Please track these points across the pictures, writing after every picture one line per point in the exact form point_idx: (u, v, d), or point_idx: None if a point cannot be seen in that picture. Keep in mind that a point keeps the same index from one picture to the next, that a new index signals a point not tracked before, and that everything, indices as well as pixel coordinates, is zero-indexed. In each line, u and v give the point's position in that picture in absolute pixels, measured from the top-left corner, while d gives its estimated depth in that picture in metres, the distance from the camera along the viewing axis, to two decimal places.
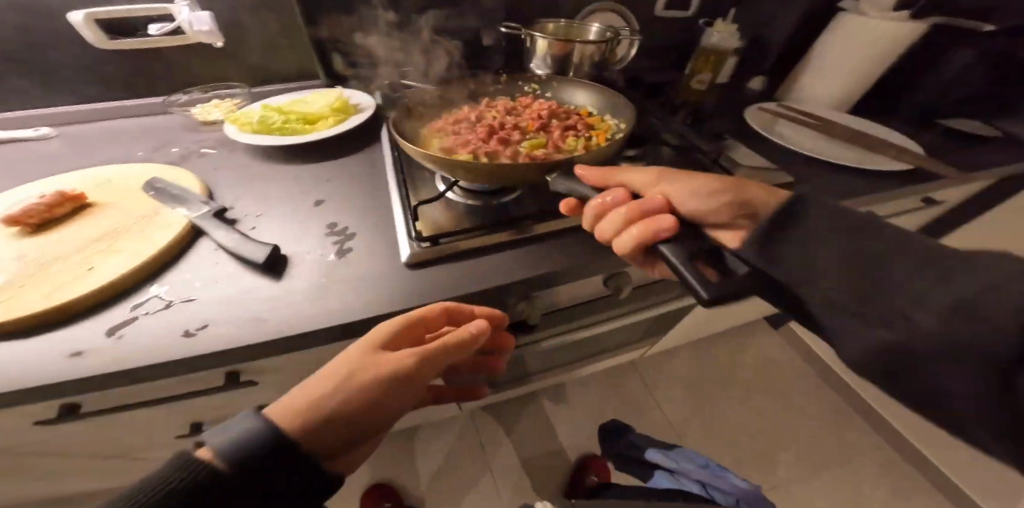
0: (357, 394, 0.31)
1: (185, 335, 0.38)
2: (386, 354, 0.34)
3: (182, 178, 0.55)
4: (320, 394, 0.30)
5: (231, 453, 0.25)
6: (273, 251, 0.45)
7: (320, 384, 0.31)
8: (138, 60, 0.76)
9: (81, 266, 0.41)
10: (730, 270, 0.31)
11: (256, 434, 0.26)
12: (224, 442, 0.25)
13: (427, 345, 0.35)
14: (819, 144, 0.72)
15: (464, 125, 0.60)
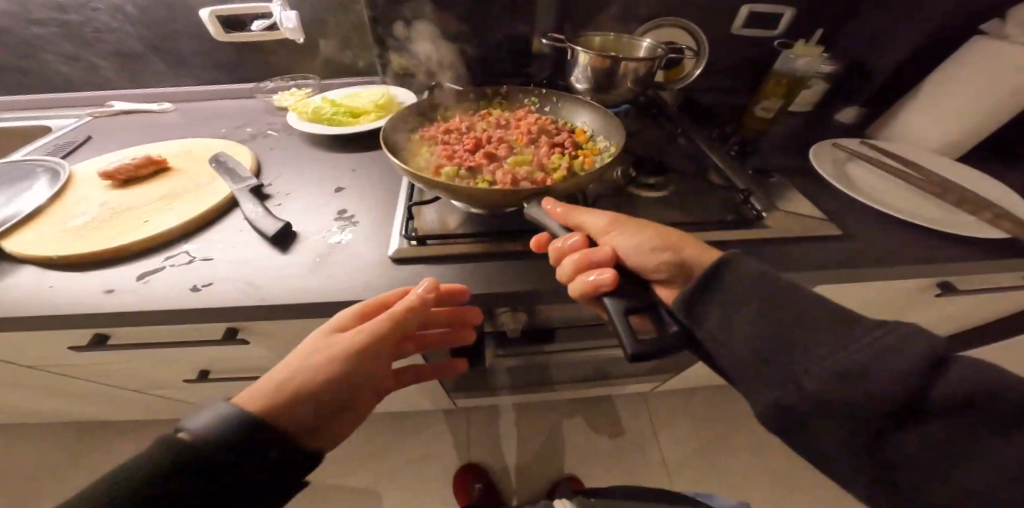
0: (310, 380, 0.34)
1: (192, 290, 0.45)
2: (340, 340, 0.38)
3: (238, 153, 0.65)
4: (274, 386, 0.33)
5: (207, 431, 0.27)
6: (283, 227, 0.51)
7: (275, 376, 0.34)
8: (241, 51, 0.90)
9: (140, 220, 0.51)
10: (664, 325, 0.36)
11: (229, 416, 0.29)
12: (193, 424, 0.28)
13: (379, 320, 0.39)
14: (892, 199, 0.60)
15: (457, 134, 0.63)
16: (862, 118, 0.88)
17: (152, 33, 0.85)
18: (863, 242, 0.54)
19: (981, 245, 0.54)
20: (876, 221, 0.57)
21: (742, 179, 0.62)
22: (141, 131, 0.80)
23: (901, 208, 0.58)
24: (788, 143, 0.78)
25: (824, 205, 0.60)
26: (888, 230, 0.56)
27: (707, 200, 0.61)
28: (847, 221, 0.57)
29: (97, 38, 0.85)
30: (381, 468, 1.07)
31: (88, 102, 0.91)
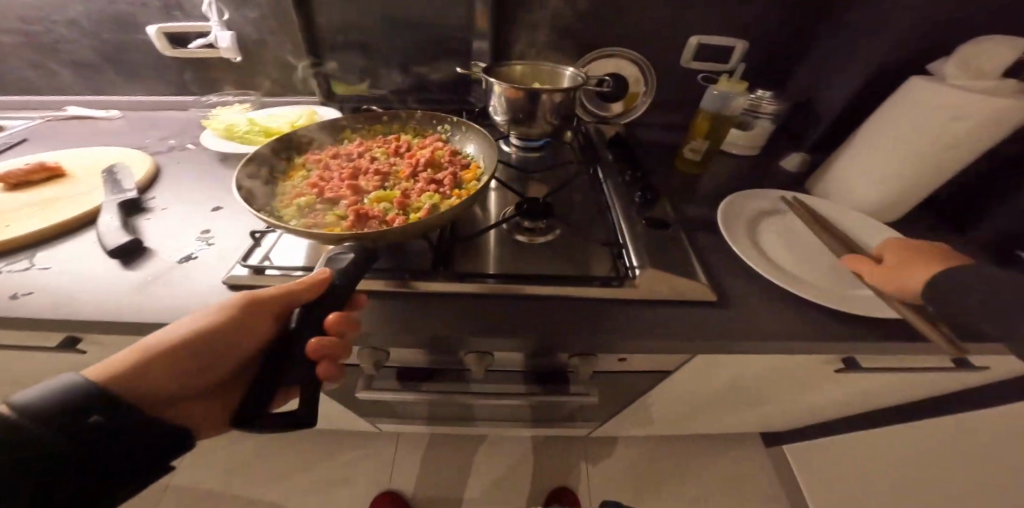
0: (156, 359, 0.37)
1: (8, 298, 0.45)
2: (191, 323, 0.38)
3: (138, 166, 0.67)
4: (124, 362, 0.37)
5: (34, 414, 0.30)
6: (129, 243, 0.51)
7: (127, 354, 0.37)
8: (189, 65, 0.94)
9: (0, 224, 0.53)
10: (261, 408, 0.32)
11: (72, 391, 0.32)
12: (23, 401, 0.30)
13: (233, 305, 0.38)
14: (789, 266, 0.59)
15: (340, 162, 0.59)
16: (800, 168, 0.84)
17: (106, 45, 0.90)
18: (733, 309, 0.53)
19: (860, 322, 0.51)
20: (756, 288, 0.56)
21: (631, 231, 0.61)
22: (78, 136, 0.83)
23: (787, 276, 0.56)
24: (709, 192, 0.76)
25: (710, 267, 0.60)
26: (766, 301, 0.55)
27: (588, 250, 0.59)
28: (724, 286, 0.57)
29: (58, 49, 0.90)
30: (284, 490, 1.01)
31: (45, 106, 0.95)
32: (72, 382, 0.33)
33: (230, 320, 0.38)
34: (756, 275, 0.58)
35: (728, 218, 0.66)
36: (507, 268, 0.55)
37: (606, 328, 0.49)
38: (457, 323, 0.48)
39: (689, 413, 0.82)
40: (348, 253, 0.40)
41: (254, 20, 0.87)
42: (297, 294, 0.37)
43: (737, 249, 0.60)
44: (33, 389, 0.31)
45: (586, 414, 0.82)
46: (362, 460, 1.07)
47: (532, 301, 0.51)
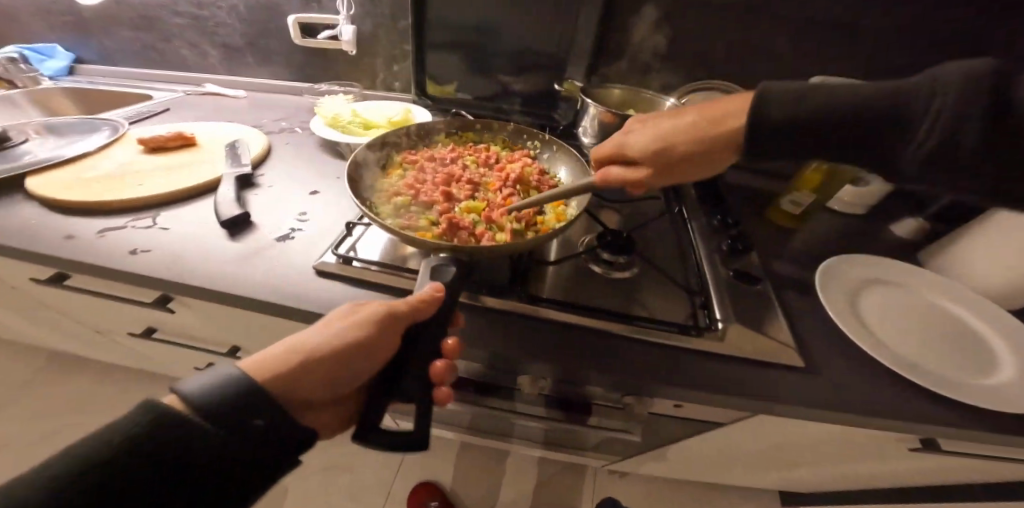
0: (311, 367, 0.31)
1: (132, 251, 0.51)
2: (339, 325, 0.33)
3: (253, 143, 0.75)
4: (273, 360, 0.30)
5: (203, 407, 0.26)
6: (239, 216, 0.56)
7: (274, 352, 0.31)
8: (311, 55, 1.03)
9: (137, 182, 0.62)
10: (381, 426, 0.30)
11: (235, 386, 0.27)
12: (191, 391, 0.26)
13: (391, 312, 0.34)
14: (892, 342, 0.53)
15: (436, 165, 0.62)
16: (915, 237, 0.75)
17: (248, 29, 1.01)
18: (827, 384, 0.48)
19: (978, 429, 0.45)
20: (856, 366, 0.50)
21: (715, 280, 0.58)
22: (208, 113, 0.96)
23: (894, 357, 0.51)
24: (804, 248, 0.70)
25: (801, 332, 0.54)
26: (867, 381, 0.49)
27: (665, 292, 0.57)
28: (818, 357, 0.51)
29: (207, 30, 1.03)
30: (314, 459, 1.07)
31: (186, 78, 1.10)
32: (232, 379, 0.28)
33: (383, 328, 0.33)
34: (858, 350, 0.52)
35: (828, 280, 0.60)
36: (581, 299, 0.54)
37: (682, 380, 0.47)
38: (529, 345, 0.48)
39: (719, 463, 0.77)
40: (450, 267, 0.39)
41: (372, 19, 0.94)
42: (422, 312, 0.34)
43: (833, 314, 0.55)
44: (195, 378, 0.27)
45: (620, 450, 0.78)
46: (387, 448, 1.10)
47: (599, 339, 0.50)
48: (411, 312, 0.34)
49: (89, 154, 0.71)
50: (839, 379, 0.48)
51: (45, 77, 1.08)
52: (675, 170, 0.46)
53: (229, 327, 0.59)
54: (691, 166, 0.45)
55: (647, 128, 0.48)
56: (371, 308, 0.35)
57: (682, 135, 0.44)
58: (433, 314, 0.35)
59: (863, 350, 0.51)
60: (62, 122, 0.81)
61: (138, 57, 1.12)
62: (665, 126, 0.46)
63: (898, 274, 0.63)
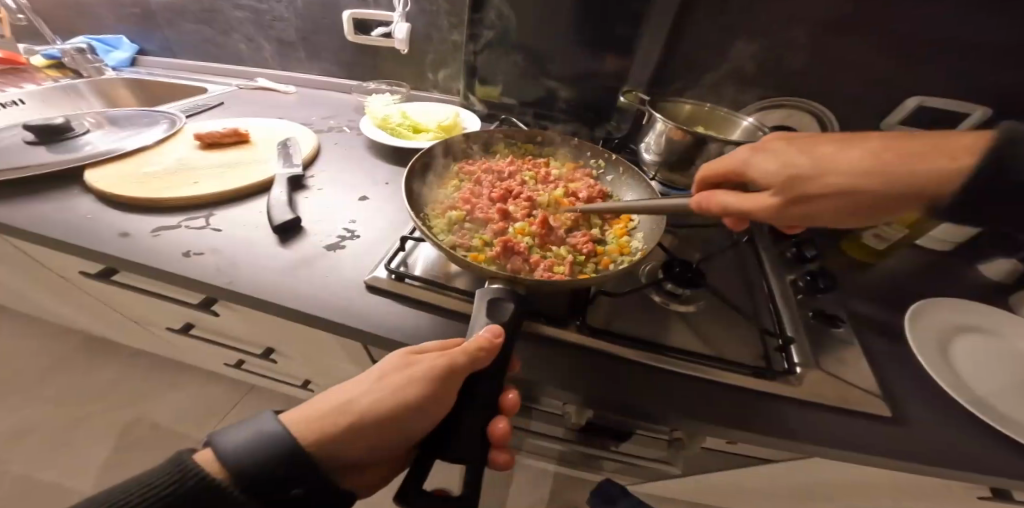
0: (358, 425, 0.28)
1: (184, 254, 0.50)
2: (393, 378, 0.29)
3: (305, 142, 0.74)
4: (320, 414, 0.28)
5: (230, 467, 0.23)
6: (291, 222, 0.54)
7: (322, 404, 0.29)
8: (361, 52, 1.01)
9: (193, 181, 0.62)
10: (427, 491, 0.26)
11: (268, 442, 0.24)
12: (224, 444, 0.24)
13: (450, 366, 0.28)
14: (994, 395, 0.44)
15: (493, 178, 0.58)
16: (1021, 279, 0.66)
17: (303, 24, 1.01)
18: (927, 444, 0.40)
19: None
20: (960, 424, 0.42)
21: (792, 317, 0.51)
22: (258, 107, 0.96)
23: (997, 414, 0.43)
24: (888, 286, 0.62)
25: (888, 375, 0.46)
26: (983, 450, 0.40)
27: (730, 329, 0.52)
28: (924, 417, 0.43)
29: (263, 25, 1.04)
30: None
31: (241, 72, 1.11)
32: (267, 434, 0.25)
33: (439, 385, 0.28)
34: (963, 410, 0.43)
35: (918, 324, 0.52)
36: (637, 333, 0.50)
37: (750, 429, 0.41)
38: (580, 378, 0.44)
39: (756, 507, 0.72)
40: (507, 305, 0.35)
41: (426, 18, 0.92)
42: (484, 359, 0.29)
43: (920, 359, 0.47)
44: (232, 428, 0.25)
45: (659, 482, 0.73)
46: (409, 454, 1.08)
47: (662, 377, 0.45)
48: (473, 362, 0.28)
49: (146, 148, 0.72)
50: (938, 440, 0.41)
51: (110, 68, 1.14)
52: (813, 201, 0.34)
53: (266, 331, 0.58)
54: (854, 206, 0.33)
55: (789, 149, 0.36)
56: (430, 357, 0.30)
57: (837, 165, 0.32)
58: (493, 363, 0.30)
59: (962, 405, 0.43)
60: (120, 114, 0.83)
61: (196, 49, 1.15)
62: (813, 152, 0.34)
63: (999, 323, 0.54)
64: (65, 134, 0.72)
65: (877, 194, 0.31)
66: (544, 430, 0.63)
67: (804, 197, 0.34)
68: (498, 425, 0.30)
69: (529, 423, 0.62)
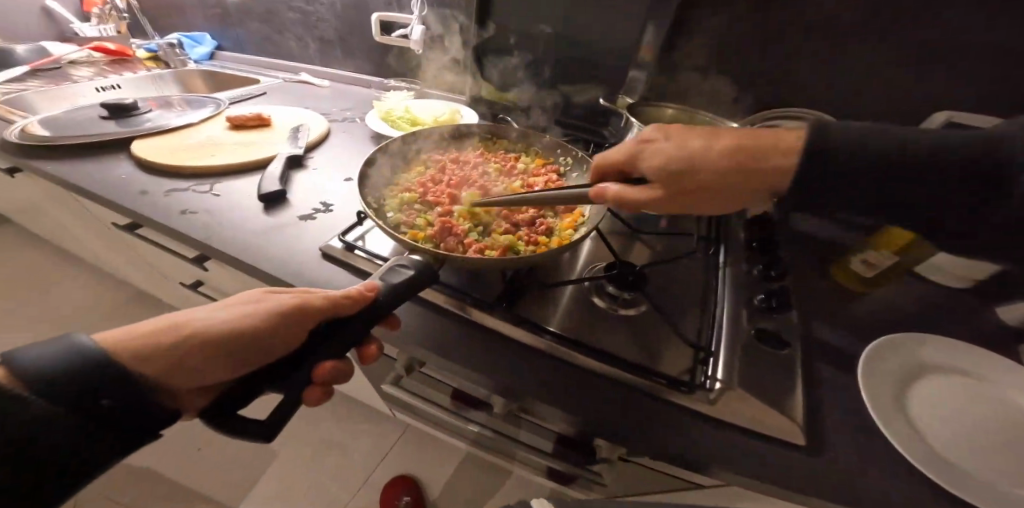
0: (183, 348, 0.34)
1: (181, 212, 0.59)
2: (235, 314, 0.36)
3: (316, 128, 0.83)
4: (144, 338, 0.33)
5: (29, 377, 0.27)
6: (276, 193, 0.62)
7: (147, 331, 0.34)
8: (388, 51, 1.10)
9: (208, 154, 0.72)
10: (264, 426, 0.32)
11: (71, 352, 0.29)
12: (23, 360, 0.28)
13: (297, 308, 0.36)
14: (933, 433, 0.44)
15: (459, 168, 0.63)
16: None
17: (341, 25, 1.11)
18: (830, 478, 0.40)
19: None
20: (875, 468, 0.42)
21: (729, 338, 0.51)
22: (294, 98, 1.08)
23: (937, 460, 0.42)
24: (861, 319, 0.59)
25: (819, 409, 0.47)
26: (899, 488, 0.40)
27: (665, 338, 0.52)
28: (840, 448, 0.43)
29: (309, 25, 1.16)
30: (324, 424, 1.15)
31: (289, 67, 1.26)
32: (78, 347, 0.29)
33: (283, 321, 0.35)
34: (894, 449, 0.44)
35: (874, 362, 0.51)
36: (565, 328, 0.51)
37: (646, 435, 0.42)
38: (496, 363, 0.47)
39: None
40: (406, 270, 0.41)
41: (444, 22, 0.99)
42: (344, 305, 0.36)
43: (865, 393, 0.48)
44: (33, 346, 0.29)
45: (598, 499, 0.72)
46: (389, 430, 1.15)
47: (573, 374, 0.47)
48: (331, 306, 0.36)
49: (189, 126, 0.84)
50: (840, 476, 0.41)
51: (192, 60, 1.31)
52: (690, 193, 0.44)
53: (247, 289, 0.66)
54: (708, 194, 0.44)
55: (671, 143, 0.45)
56: (275, 299, 0.37)
57: (709, 160, 0.43)
58: (357, 311, 0.36)
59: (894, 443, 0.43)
60: (185, 98, 0.98)
61: (256, 46, 1.31)
62: (689, 146, 0.44)
63: (977, 369, 0.51)
64: (131, 112, 0.86)
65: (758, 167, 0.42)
66: (531, 441, 0.63)
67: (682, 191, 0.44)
68: (325, 368, 0.35)
69: (516, 433, 0.64)
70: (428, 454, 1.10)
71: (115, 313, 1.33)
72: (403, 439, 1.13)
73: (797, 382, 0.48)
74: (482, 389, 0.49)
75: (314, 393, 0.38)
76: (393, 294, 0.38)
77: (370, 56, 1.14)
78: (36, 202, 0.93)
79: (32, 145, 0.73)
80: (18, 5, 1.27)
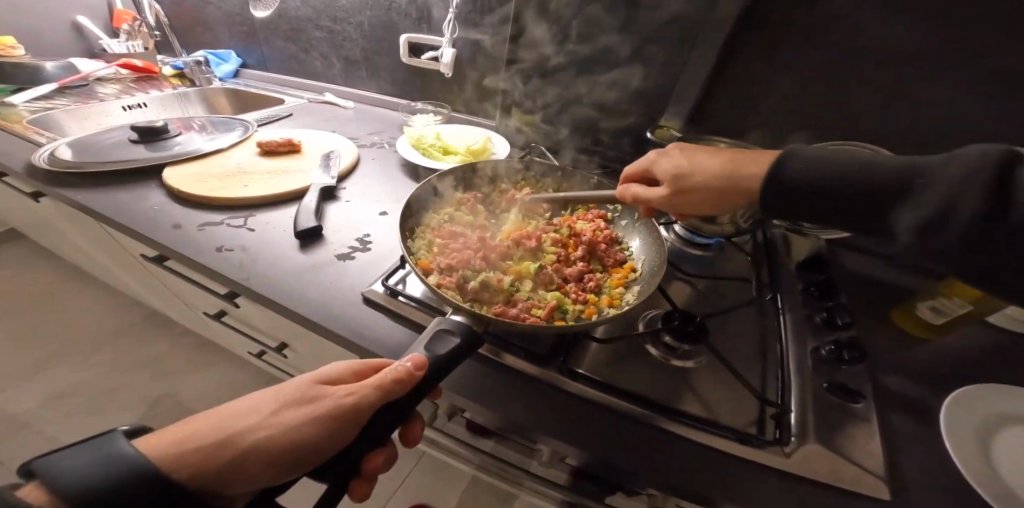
0: (241, 457, 0.32)
1: (216, 249, 0.58)
2: (287, 415, 0.33)
3: (348, 156, 0.82)
4: (198, 448, 0.31)
5: (67, 492, 0.26)
6: (314, 228, 0.60)
7: (199, 439, 0.32)
8: (415, 72, 1.09)
9: (242, 183, 0.71)
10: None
11: (108, 459, 0.28)
12: (58, 470, 0.27)
13: (351, 403, 0.33)
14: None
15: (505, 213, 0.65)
16: None
17: (368, 46, 1.10)
18: None
19: None
20: None
21: (800, 390, 0.48)
22: (321, 120, 1.07)
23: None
24: (926, 368, 0.56)
25: (908, 466, 0.43)
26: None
27: (726, 390, 0.49)
28: None
29: (335, 46, 1.16)
30: None
31: (314, 87, 1.25)
32: (121, 460, 0.28)
33: (336, 420, 0.32)
34: None
35: (952, 411, 0.47)
36: (618, 378, 0.49)
37: (725, 497, 0.39)
38: (554, 418, 0.45)
39: None
40: (453, 337, 0.39)
41: (474, 45, 0.97)
42: (395, 392, 0.33)
43: (950, 445, 0.44)
44: (73, 452, 0.28)
45: None
46: (406, 457, 1.11)
47: (632, 428, 0.44)
48: (382, 397, 0.33)
49: (218, 151, 0.83)
50: None
51: (218, 78, 1.31)
52: (687, 192, 0.49)
53: (275, 323, 0.64)
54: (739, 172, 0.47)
55: (683, 155, 0.50)
56: (327, 393, 0.35)
57: (709, 166, 0.47)
58: (406, 392, 0.34)
59: (992, 505, 0.39)
60: (212, 119, 0.97)
61: (281, 64, 1.30)
62: (695, 158, 0.49)
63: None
64: (160, 135, 0.85)
65: (734, 182, 0.46)
66: (543, 473, 0.61)
67: (685, 189, 0.49)
68: (373, 458, 0.37)
69: (530, 465, 0.61)
70: (446, 485, 1.06)
71: (129, 332, 1.31)
72: (421, 465, 1.09)
73: (876, 437, 0.44)
74: (538, 442, 0.46)
75: (359, 486, 0.39)
76: (434, 369, 0.36)
77: (397, 77, 1.13)
78: (59, 222, 0.91)
79: (59, 171, 0.71)
80: (48, 22, 1.28)
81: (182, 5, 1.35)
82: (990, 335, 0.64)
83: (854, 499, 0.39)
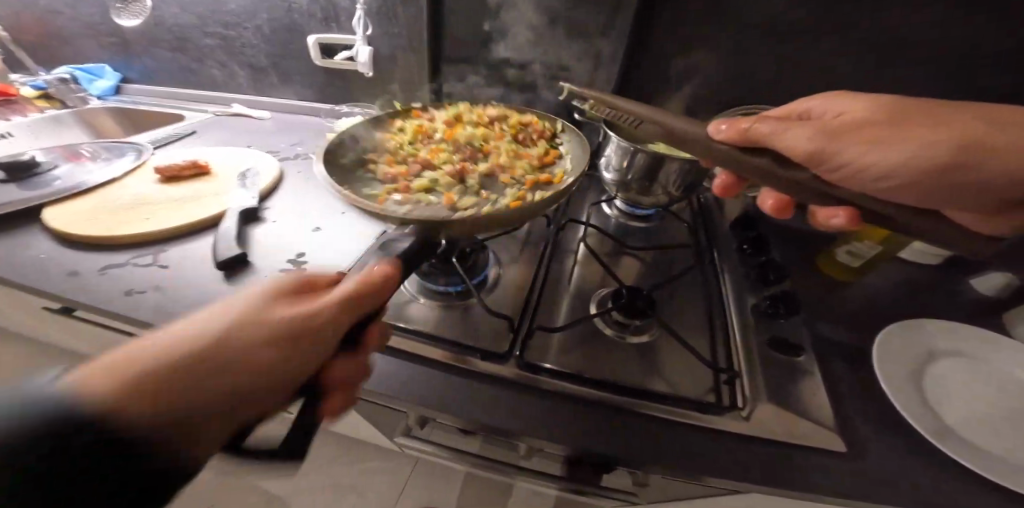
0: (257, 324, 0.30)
1: (124, 294, 0.51)
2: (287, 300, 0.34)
3: (267, 172, 0.75)
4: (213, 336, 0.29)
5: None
6: (238, 256, 0.55)
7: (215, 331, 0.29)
8: (332, 74, 1.02)
9: (143, 216, 0.62)
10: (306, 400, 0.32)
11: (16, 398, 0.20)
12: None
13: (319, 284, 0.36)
14: (945, 411, 0.48)
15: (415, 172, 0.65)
16: (991, 293, 0.68)
17: (274, 50, 1.01)
18: (875, 477, 0.42)
19: None
20: (908, 454, 0.44)
21: (747, 352, 0.52)
22: (233, 134, 0.98)
23: (972, 450, 0.44)
24: (852, 309, 0.63)
25: (851, 409, 0.48)
26: (949, 485, 0.42)
27: (682, 359, 0.51)
28: (876, 446, 0.45)
29: (234, 54, 1.05)
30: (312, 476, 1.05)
31: (218, 99, 1.14)
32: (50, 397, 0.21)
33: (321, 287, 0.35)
34: (918, 434, 0.46)
35: (888, 350, 0.53)
36: (582, 366, 0.49)
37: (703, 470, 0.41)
38: (531, 421, 0.44)
39: None
40: (402, 245, 0.41)
41: (390, 41, 0.92)
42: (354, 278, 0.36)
43: (883, 381, 0.49)
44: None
45: None
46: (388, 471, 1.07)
47: (607, 415, 0.45)
48: (355, 309, 0.32)
49: (110, 182, 0.72)
50: (882, 471, 0.43)
51: (94, 97, 1.14)
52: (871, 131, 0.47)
53: None
54: (915, 125, 0.46)
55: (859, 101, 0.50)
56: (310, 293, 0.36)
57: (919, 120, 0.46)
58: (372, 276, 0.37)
59: (918, 427, 0.45)
60: (103, 143, 0.85)
61: (171, 76, 1.16)
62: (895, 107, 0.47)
63: (986, 348, 0.56)
64: (34, 170, 0.73)
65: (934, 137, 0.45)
66: (531, 464, 0.61)
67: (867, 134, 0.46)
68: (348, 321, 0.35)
69: (518, 459, 0.61)
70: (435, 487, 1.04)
71: None
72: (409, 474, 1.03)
73: (816, 386, 0.49)
74: (521, 443, 0.45)
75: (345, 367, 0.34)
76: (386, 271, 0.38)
77: (313, 81, 1.05)
78: None
79: None
80: None
81: (31, 16, 1.15)
82: (896, 267, 0.73)
83: (809, 449, 0.43)
